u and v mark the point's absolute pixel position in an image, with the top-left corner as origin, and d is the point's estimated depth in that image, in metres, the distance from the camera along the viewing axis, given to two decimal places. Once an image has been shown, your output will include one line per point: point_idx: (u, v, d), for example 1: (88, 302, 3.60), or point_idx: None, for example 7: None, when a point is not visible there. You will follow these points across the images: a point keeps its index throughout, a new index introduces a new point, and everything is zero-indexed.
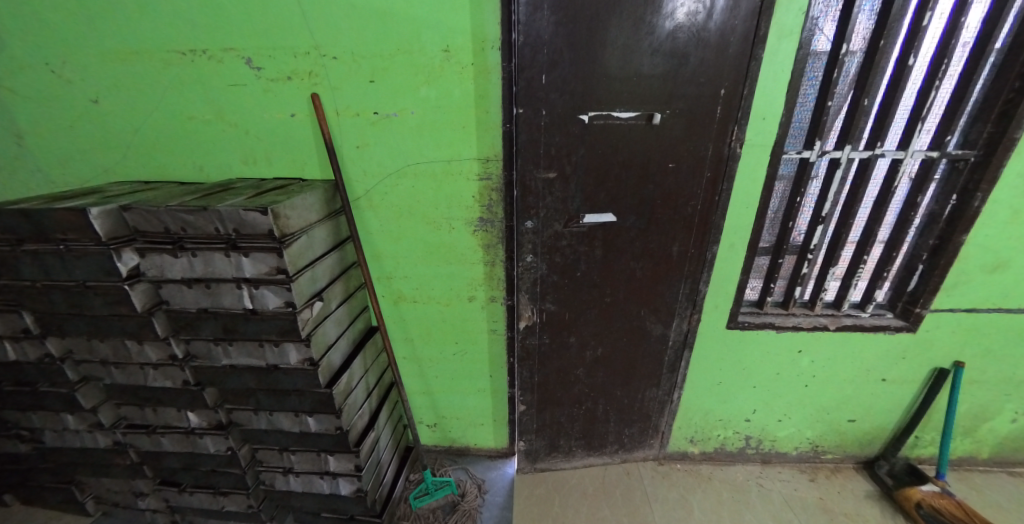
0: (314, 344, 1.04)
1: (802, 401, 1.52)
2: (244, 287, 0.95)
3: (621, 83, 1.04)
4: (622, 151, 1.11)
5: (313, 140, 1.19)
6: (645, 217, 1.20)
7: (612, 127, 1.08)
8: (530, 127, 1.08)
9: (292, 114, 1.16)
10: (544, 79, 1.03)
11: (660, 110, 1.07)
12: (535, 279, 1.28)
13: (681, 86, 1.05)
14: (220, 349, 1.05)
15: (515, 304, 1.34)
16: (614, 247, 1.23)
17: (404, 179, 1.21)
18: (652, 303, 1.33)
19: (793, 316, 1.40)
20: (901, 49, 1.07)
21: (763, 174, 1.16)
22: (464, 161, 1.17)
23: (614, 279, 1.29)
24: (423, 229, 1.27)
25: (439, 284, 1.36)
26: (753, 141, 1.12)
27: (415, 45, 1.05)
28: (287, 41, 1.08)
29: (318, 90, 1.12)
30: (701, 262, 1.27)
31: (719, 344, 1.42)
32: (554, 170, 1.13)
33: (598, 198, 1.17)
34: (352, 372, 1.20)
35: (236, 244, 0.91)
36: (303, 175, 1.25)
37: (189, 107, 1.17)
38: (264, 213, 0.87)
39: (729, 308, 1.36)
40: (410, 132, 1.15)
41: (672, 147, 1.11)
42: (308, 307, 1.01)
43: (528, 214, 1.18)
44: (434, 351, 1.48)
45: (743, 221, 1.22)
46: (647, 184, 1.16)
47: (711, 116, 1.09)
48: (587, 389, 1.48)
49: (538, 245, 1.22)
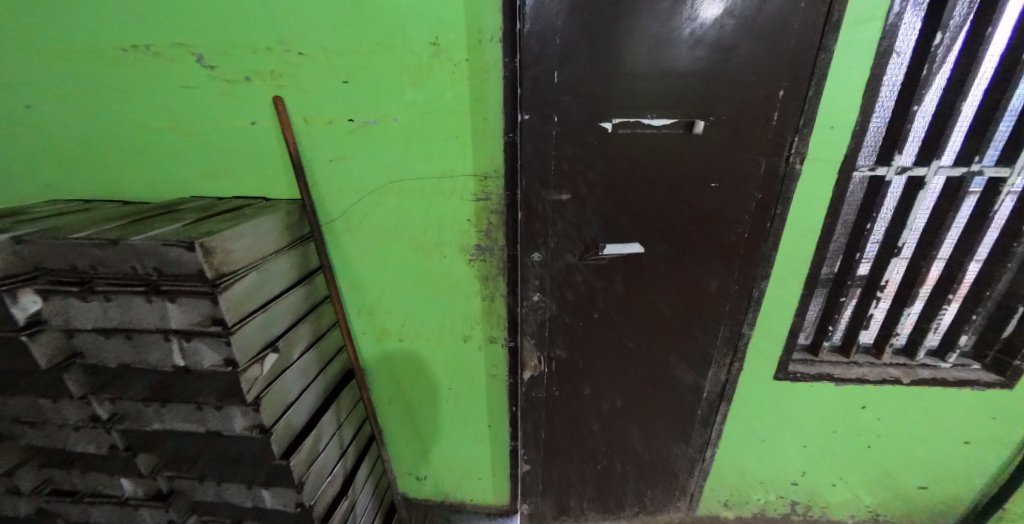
0: (265, 407, 0.83)
1: (862, 464, 1.26)
2: (173, 339, 0.74)
3: (653, 83, 0.82)
4: (653, 168, 0.89)
5: (277, 152, 0.99)
6: (678, 246, 0.96)
7: (641, 137, 0.86)
8: (538, 137, 0.87)
9: (252, 121, 0.96)
10: (556, 79, 0.82)
11: (702, 117, 0.84)
12: (542, 321, 1.05)
13: (730, 87, 0.82)
14: (151, 411, 0.84)
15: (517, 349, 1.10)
16: (639, 283, 1.00)
17: (387, 199, 1.01)
18: (684, 348, 1.10)
19: (855, 365, 1.15)
20: (1009, 40, 0.85)
21: (826, 195, 0.94)
22: (458, 177, 0.96)
23: (639, 322, 1.05)
24: (410, 258, 1.07)
25: (429, 321, 1.15)
26: (816, 156, 0.90)
27: (398, 38, 0.85)
28: (245, 35, 0.89)
29: (284, 92, 0.93)
30: (745, 300, 1.05)
31: (763, 396, 1.19)
32: (567, 190, 0.91)
33: (621, 224, 0.94)
34: (319, 431, 1.00)
35: (160, 287, 0.71)
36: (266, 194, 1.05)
37: (136, 113, 0.99)
38: (191, 249, 0.67)
39: (777, 355, 1.12)
40: (394, 144, 0.95)
41: (718, 161, 0.89)
42: (257, 363, 0.80)
43: (534, 243, 0.96)
44: (424, 396, 1.27)
45: (798, 252, 1.00)
46: (683, 208, 0.93)
47: (767, 123, 0.86)
48: (603, 445, 1.24)
49: (546, 280, 1.00)
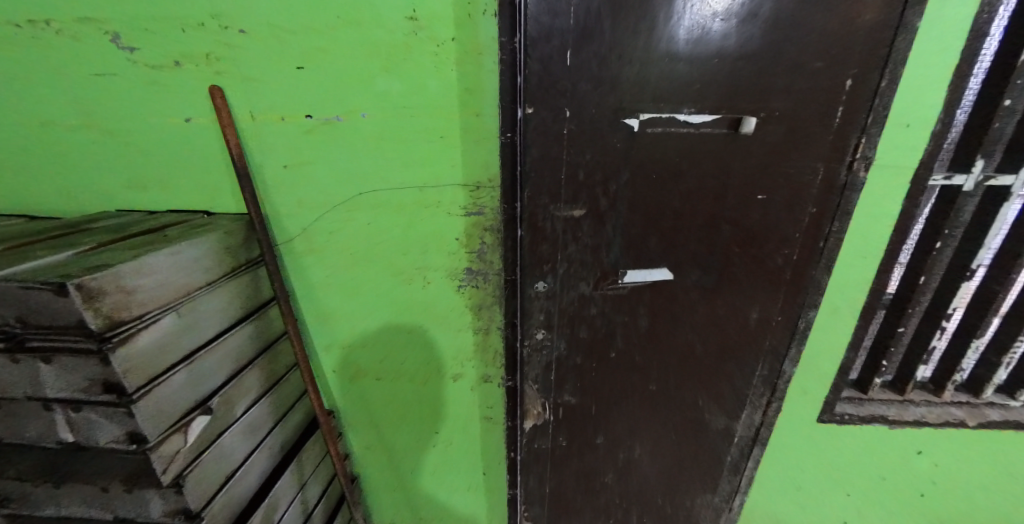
0: (193, 486, 0.64)
1: (913, 514, 1.10)
2: (55, 409, 0.55)
3: (694, 69, 0.63)
4: (689, 177, 0.71)
5: (217, 155, 0.79)
6: (714, 272, 0.80)
7: (676, 138, 0.68)
8: (546, 138, 0.67)
9: (184, 118, 0.77)
10: (570, 62, 0.62)
11: (754, 112, 0.66)
12: (549, 362, 0.85)
13: (789, 75, 0.65)
14: (40, 494, 0.64)
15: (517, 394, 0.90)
16: (667, 315, 0.82)
17: (357, 214, 0.82)
18: (715, 388, 0.92)
19: (911, 404, 0.99)
20: None
21: (894, 208, 0.77)
22: (444, 187, 0.78)
23: (665, 360, 0.87)
24: (387, 285, 0.88)
25: (412, 357, 0.96)
26: (885, 161, 0.73)
27: (367, 10, 0.67)
28: (169, 6, 0.69)
29: (223, 80, 0.74)
30: (789, 332, 0.87)
31: (804, 441, 1.01)
32: (582, 204, 0.72)
33: (647, 246, 0.76)
34: (274, 499, 0.81)
35: (28, 342, 0.51)
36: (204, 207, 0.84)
37: (30, 106, 0.77)
38: (61, 292, 0.47)
39: (824, 395, 0.95)
40: (363, 145, 0.76)
41: (766, 169, 0.71)
42: (178, 432, 0.61)
43: (540, 270, 0.77)
44: (407, 441, 1.08)
45: (856, 275, 0.83)
46: (723, 225, 0.76)
47: (829, 120, 0.69)
48: (617, 497, 1.06)
49: (554, 315, 0.80)
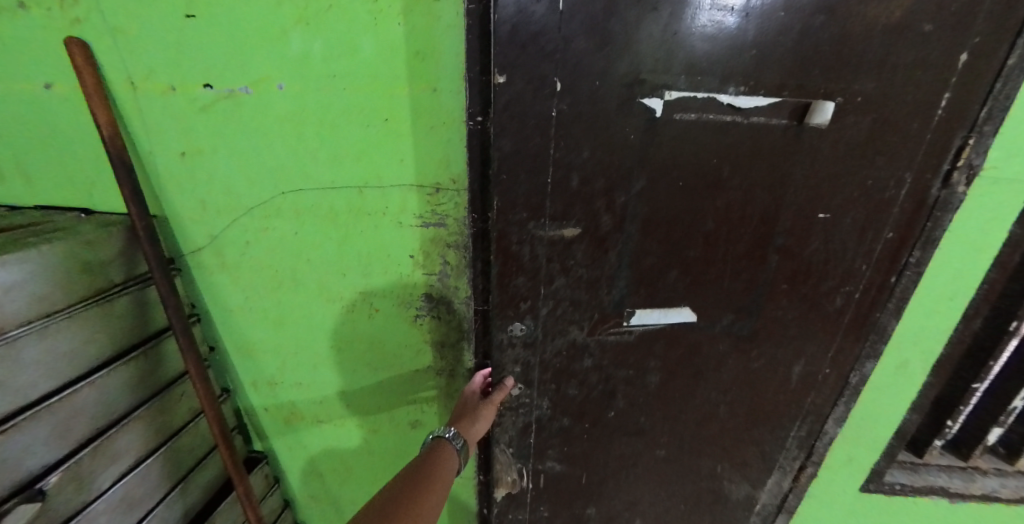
0: None
1: None
2: None
3: (754, 26, 0.42)
4: (727, 191, 0.52)
5: (81, 134, 0.58)
6: (750, 318, 0.61)
7: (717, 133, 0.48)
8: (524, 127, 0.46)
9: (25, 83, 0.54)
10: (562, 6, 0.40)
11: (830, 96, 0.46)
12: (525, 424, 0.66)
13: (884, 41, 0.43)
14: None
15: (488, 462, 0.70)
16: (685, 368, 0.64)
17: (276, 222, 0.61)
18: (737, 452, 0.73)
19: (979, 474, 0.81)
20: None
21: (998, 239, 0.57)
22: (390, 189, 0.58)
23: (679, 422, 0.69)
24: (322, 314, 0.68)
25: (360, 400, 0.76)
26: (997, 174, 0.53)
27: None
28: None
29: (70, 28, 0.51)
30: (839, 390, 0.68)
31: (841, 512, 0.82)
32: (575, 223, 0.52)
33: (665, 281, 0.57)
34: None
35: None
36: (70, 204, 0.62)
37: None
38: None
39: (872, 462, 0.76)
40: (280, 130, 0.55)
41: (833, 181, 0.52)
42: None
43: (514, 310, 0.57)
44: (356, 498, 0.88)
45: (931, 322, 0.63)
46: (769, 257, 0.56)
47: (935, 112, 0.48)
48: None
49: (535, 368, 0.62)
